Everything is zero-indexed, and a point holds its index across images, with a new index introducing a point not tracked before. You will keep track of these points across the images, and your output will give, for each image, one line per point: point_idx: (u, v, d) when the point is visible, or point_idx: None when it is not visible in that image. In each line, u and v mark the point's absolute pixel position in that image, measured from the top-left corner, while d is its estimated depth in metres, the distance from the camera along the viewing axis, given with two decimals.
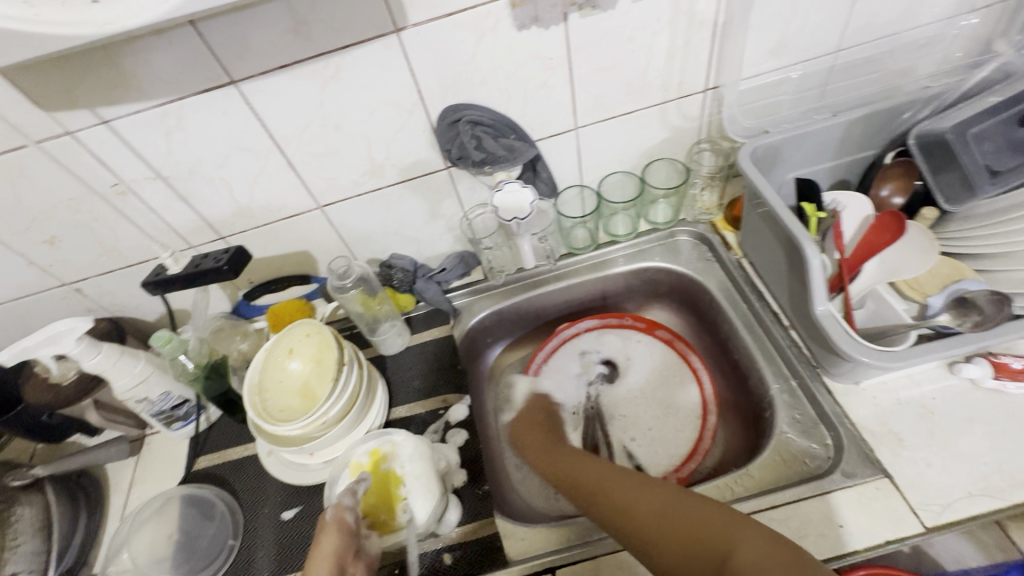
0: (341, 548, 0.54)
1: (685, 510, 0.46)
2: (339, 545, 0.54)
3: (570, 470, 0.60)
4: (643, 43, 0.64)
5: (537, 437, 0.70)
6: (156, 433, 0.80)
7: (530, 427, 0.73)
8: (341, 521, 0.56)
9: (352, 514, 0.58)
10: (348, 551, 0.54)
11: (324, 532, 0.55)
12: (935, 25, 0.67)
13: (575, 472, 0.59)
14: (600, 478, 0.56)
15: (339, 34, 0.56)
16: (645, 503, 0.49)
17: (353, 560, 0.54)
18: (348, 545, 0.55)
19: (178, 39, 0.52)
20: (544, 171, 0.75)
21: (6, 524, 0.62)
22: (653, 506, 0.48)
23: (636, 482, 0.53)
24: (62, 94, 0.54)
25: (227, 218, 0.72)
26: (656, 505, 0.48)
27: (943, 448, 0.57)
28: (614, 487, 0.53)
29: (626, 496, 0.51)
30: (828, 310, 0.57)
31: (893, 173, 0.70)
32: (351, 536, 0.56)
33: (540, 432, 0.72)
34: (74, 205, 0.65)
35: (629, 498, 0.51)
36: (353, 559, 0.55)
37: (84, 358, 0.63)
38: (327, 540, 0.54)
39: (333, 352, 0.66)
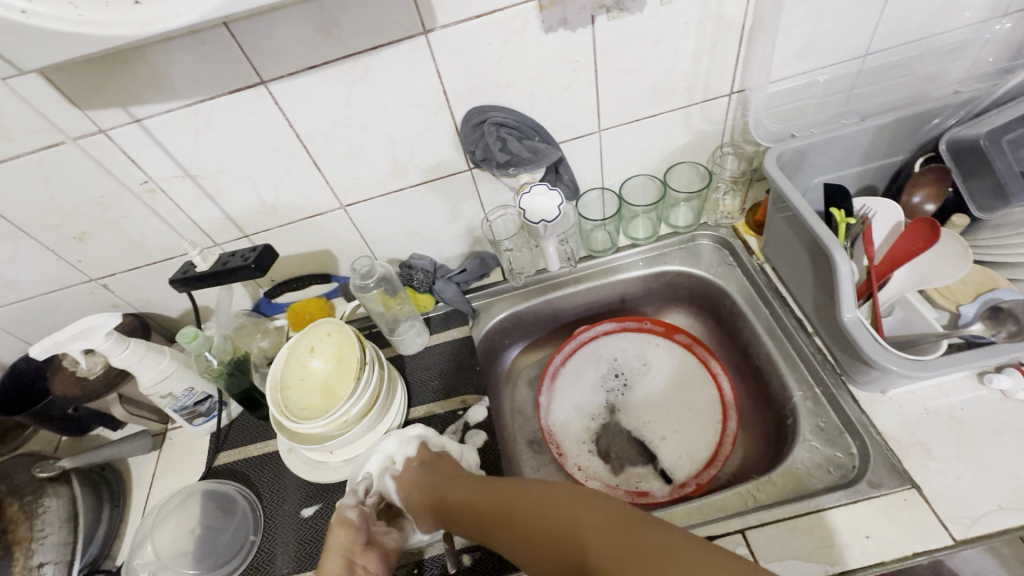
0: (347, 544, 0.56)
1: (551, 508, 0.50)
2: (345, 537, 0.56)
3: (459, 501, 0.57)
4: (670, 46, 0.64)
5: (416, 477, 0.63)
6: (177, 428, 0.81)
7: (410, 471, 0.64)
8: (349, 517, 0.59)
9: (355, 511, 0.60)
10: (356, 542, 0.57)
11: (333, 529, 0.57)
12: (967, 29, 0.66)
13: (464, 497, 0.57)
14: (483, 495, 0.56)
15: (368, 35, 0.56)
16: (521, 508, 0.52)
17: (362, 551, 0.56)
18: (356, 536, 0.57)
19: (210, 40, 0.53)
20: (567, 173, 0.75)
21: (34, 514, 0.63)
22: (525, 509, 0.51)
23: (512, 489, 0.54)
24: (98, 93, 0.55)
25: (252, 216, 0.72)
26: (527, 509, 0.51)
27: (973, 460, 0.56)
28: (497, 507, 0.54)
29: (506, 510, 0.53)
30: (856, 317, 0.56)
31: (924, 180, 0.68)
32: (359, 529, 0.58)
33: (420, 470, 0.63)
34: (105, 202, 0.66)
35: (506, 511, 0.52)
36: (364, 550, 0.57)
37: (113, 352, 0.64)
38: (334, 538, 0.57)
39: (354, 351, 0.67)
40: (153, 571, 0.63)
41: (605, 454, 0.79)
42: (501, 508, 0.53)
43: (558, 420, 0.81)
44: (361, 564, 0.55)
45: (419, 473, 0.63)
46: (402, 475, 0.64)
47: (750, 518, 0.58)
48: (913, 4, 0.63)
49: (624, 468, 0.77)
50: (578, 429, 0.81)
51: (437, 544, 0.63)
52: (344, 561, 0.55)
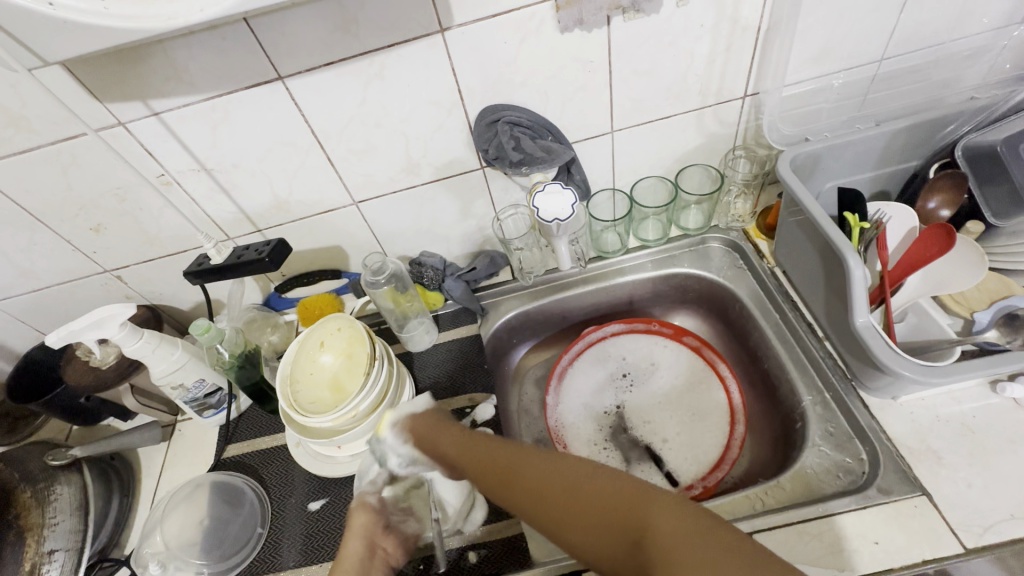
0: (366, 526, 0.58)
1: (598, 486, 0.48)
2: (368, 521, 0.58)
3: (484, 461, 0.57)
4: (685, 48, 0.64)
5: (433, 428, 0.63)
6: (187, 420, 0.82)
7: (430, 422, 0.64)
8: (370, 502, 0.61)
9: (375, 496, 0.62)
10: (377, 527, 0.59)
11: (354, 514, 0.59)
12: (984, 36, 0.65)
13: (490, 459, 0.57)
14: (512, 460, 0.55)
15: (385, 33, 0.57)
16: (560, 479, 0.50)
17: (381, 535, 0.58)
18: (377, 520, 0.59)
19: (230, 35, 0.54)
20: (578, 173, 0.75)
21: (46, 501, 0.63)
22: (566, 482, 0.50)
23: (548, 459, 0.53)
24: (118, 86, 0.56)
25: (265, 211, 0.73)
26: (570, 482, 0.50)
27: (985, 468, 0.56)
28: (528, 472, 0.53)
29: (540, 477, 0.52)
30: (869, 321, 0.56)
31: (941, 185, 0.66)
32: (379, 513, 0.60)
33: (442, 425, 0.63)
34: (122, 194, 0.66)
35: (540, 478, 0.52)
36: (383, 536, 0.59)
37: (126, 343, 0.64)
38: (354, 521, 0.58)
39: (364, 347, 0.67)
40: (163, 561, 0.63)
41: (612, 455, 0.78)
42: (534, 475, 0.52)
43: (566, 420, 0.81)
44: (381, 548, 0.58)
45: (440, 426, 0.63)
46: (415, 422, 0.64)
47: (758, 522, 0.57)
48: (930, 10, 0.63)
49: (632, 469, 0.77)
50: (585, 429, 0.81)
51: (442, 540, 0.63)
52: (365, 543, 0.56)
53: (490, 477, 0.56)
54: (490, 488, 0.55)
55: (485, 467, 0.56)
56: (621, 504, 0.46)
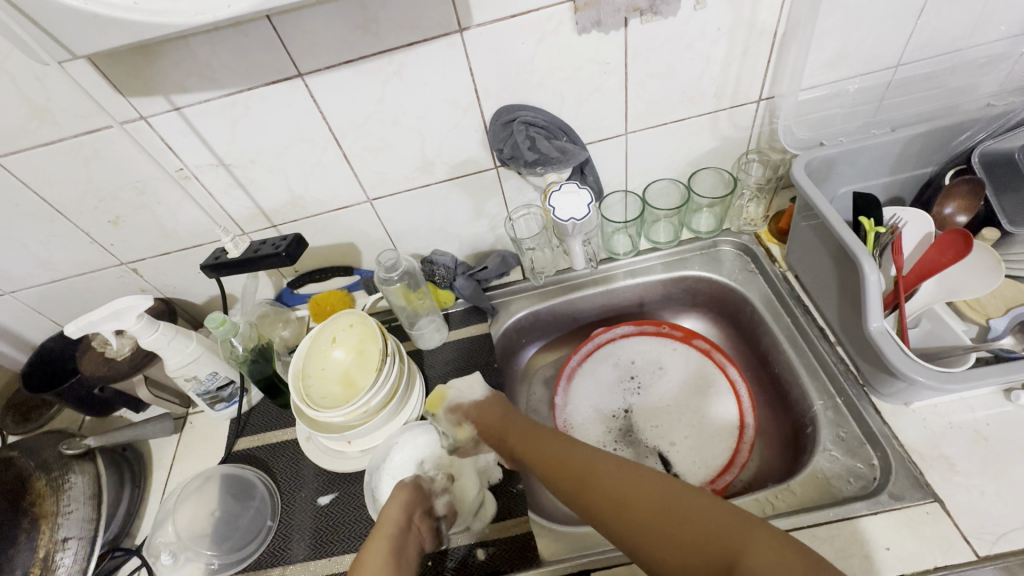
0: (407, 501, 0.61)
1: (684, 504, 0.51)
2: (411, 495, 0.62)
3: (563, 464, 0.61)
4: (701, 52, 0.64)
5: (507, 421, 0.70)
6: (198, 412, 0.82)
7: (502, 416, 0.71)
8: (417, 483, 0.64)
9: (427, 482, 0.66)
10: (417, 506, 0.61)
11: (399, 487, 0.63)
12: (1002, 43, 0.65)
13: (570, 462, 0.61)
14: (593, 466, 0.59)
15: (405, 32, 0.57)
16: (642, 491, 0.54)
17: (420, 514, 0.61)
18: (418, 499, 0.62)
19: (253, 31, 0.54)
20: (592, 174, 0.75)
21: (61, 490, 0.64)
22: (650, 495, 0.53)
23: (630, 471, 0.57)
24: (141, 81, 0.57)
25: (281, 207, 0.74)
26: (654, 496, 0.53)
27: (998, 476, 0.55)
28: (610, 480, 0.56)
29: (622, 486, 0.55)
30: (882, 326, 0.56)
31: (958, 191, 0.66)
32: (421, 493, 0.63)
33: (519, 422, 0.70)
34: (140, 187, 0.67)
35: (622, 487, 0.55)
36: (420, 515, 0.61)
37: (142, 335, 0.65)
38: (395, 496, 0.62)
39: (376, 343, 0.67)
40: (174, 551, 0.64)
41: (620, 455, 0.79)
42: (614, 483, 0.56)
43: (575, 421, 0.82)
44: (417, 526, 0.60)
45: (518, 423, 0.69)
46: (483, 410, 0.72)
47: None
48: (947, 16, 0.62)
49: None
50: (594, 430, 0.81)
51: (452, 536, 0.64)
52: (405, 515, 0.59)
53: (569, 480, 0.60)
54: (568, 491, 0.59)
55: (563, 469, 0.61)
56: (707, 523, 0.49)
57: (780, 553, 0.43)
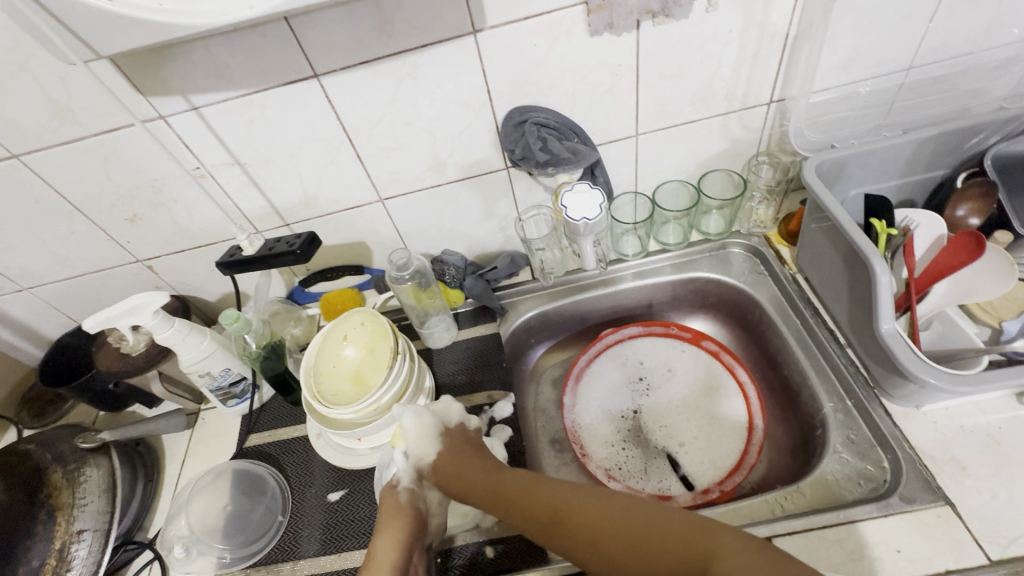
0: (407, 540, 0.57)
1: (656, 525, 0.50)
2: (411, 531, 0.58)
3: (527, 504, 0.57)
4: (712, 54, 0.65)
5: (461, 458, 0.64)
6: (210, 408, 0.83)
7: (455, 453, 0.64)
8: (414, 509, 0.60)
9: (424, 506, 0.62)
10: (417, 540, 0.58)
11: (399, 518, 0.58)
12: (1015, 46, 0.65)
13: (534, 501, 0.57)
14: (557, 499, 0.56)
15: (419, 33, 0.58)
16: (613, 519, 0.52)
17: (418, 552, 0.58)
18: (417, 534, 0.58)
19: (271, 33, 0.55)
20: (602, 175, 0.75)
21: (76, 482, 0.65)
22: (620, 522, 0.51)
23: (594, 498, 0.54)
24: (160, 81, 0.58)
25: (294, 206, 0.75)
26: (623, 521, 0.51)
27: (1011, 480, 0.55)
28: (578, 513, 0.54)
29: (590, 519, 0.53)
30: (894, 328, 0.56)
31: (970, 194, 0.66)
32: (420, 525, 0.60)
33: (472, 458, 0.63)
34: (158, 185, 0.68)
35: (593, 519, 0.52)
36: (418, 550, 0.58)
37: (159, 331, 0.66)
38: (396, 529, 0.57)
39: (386, 341, 0.68)
40: (187, 544, 0.65)
41: (629, 456, 0.79)
42: (583, 515, 0.53)
43: (583, 421, 0.82)
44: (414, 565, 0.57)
45: (472, 461, 0.63)
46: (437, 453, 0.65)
47: (778, 526, 0.57)
48: (960, 19, 0.62)
49: (648, 471, 0.77)
50: (602, 430, 0.81)
51: (461, 534, 0.64)
52: (406, 558, 0.56)
53: (537, 521, 0.56)
54: (539, 531, 0.55)
55: (530, 510, 0.56)
56: (682, 539, 0.47)
57: (750, 554, 0.42)
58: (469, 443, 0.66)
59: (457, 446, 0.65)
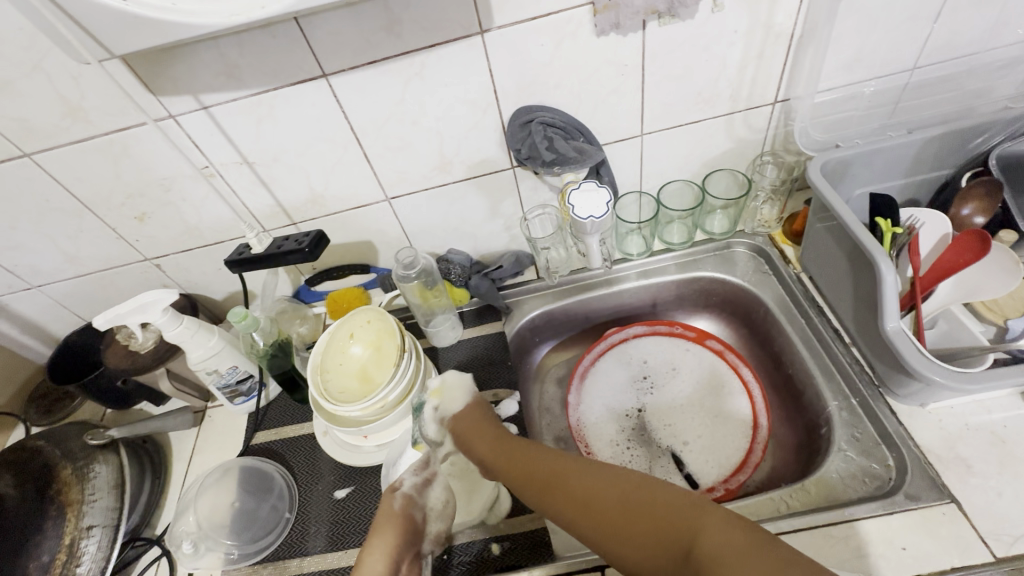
0: (396, 549, 0.57)
1: (648, 498, 0.51)
2: (400, 540, 0.58)
3: (528, 473, 0.60)
4: (717, 54, 0.65)
5: (477, 430, 0.68)
6: (217, 406, 0.84)
7: (476, 423, 0.69)
8: (407, 517, 0.61)
9: (420, 514, 0.62)
10: (407, 549, 0.58)
11: (388, 528, 0.59)
12: (1018, 46, 0.66)
13: (539, 471, 0.60)
14: (561, 470, 0.59)
15: (427, 33, 0.58)
16: (605, 491, 0.54)
17: (408, 561, 0.58)
18: (406, 543, 0.59)
19: (280, 33, 0.56)
20: (607, 175, 0.75)
21: (85, 479, 0.65)
22: (615, 494, 0.53)
23: (595, 472, 0.57)
24: (171, 81, 0.58)
25: (302, 204, 0.75)
26: (619, 495, 0.53)
27: (1015, 478, 0.55)
28: (576, 484, 0.56)
29: (587, 490, 0.55)
30: (899, 326, 0.56)
31: (974, 193, 0.67)
32: (411, 534, 0.60)
33: (490, 430, 0.68)
34: (167, 184, 0.69)
35: (587, 489, 0.55)
36: (409, 560, 0.58)
37: (167, 328, 0.67)
38: (383, 537, 0.58)
39: (393, 339, 0.68)
40: (195, 540, 0.65)
41: (634, 454, 0.79)
42: (578, 485, 0.56)
43: (588, 419, 0.82)
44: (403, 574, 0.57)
45: (489, 433, 0.67)
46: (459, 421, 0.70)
47: (783, 524, 0.57)
48: (965, 19, 0.63)
49: (653, 469, 0.77)
50: (607, 429, 0.81)
51: (466, 532, 0.64)
52: (392, 566, 0.56)
53: (537, 488, 0.59)
54: (537, 498, 0.58)
55: (530, 480, 0.60)
56: (670, 514, 0.48)
57: (733, 532, 0.43)
58: (489, 416, 0.71)
59: (482, 414, 0.71)
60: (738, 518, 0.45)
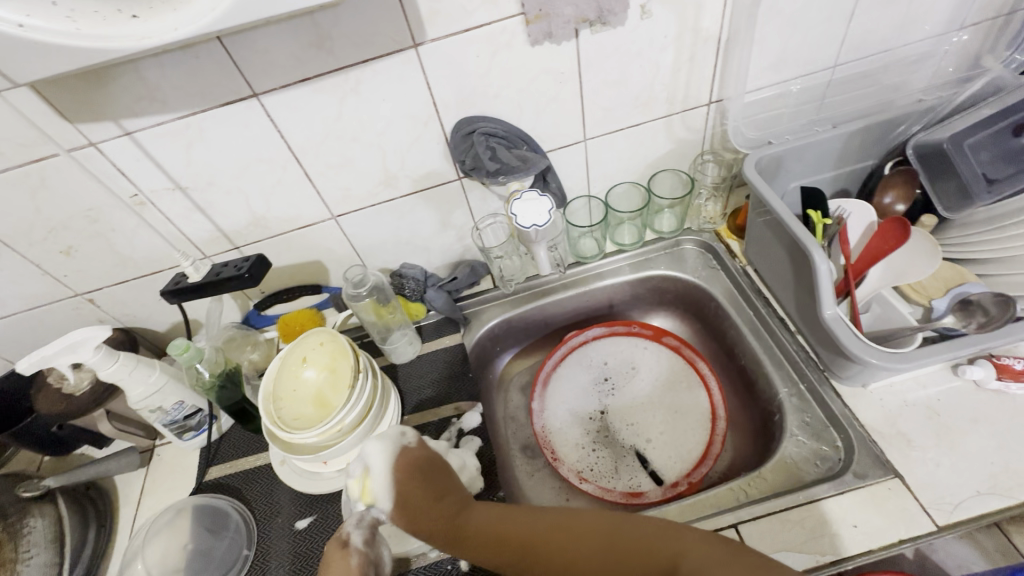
0: None
1: (625, 533, 0.48)
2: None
3: (486, 536, 0.50)
4: (650, 59, 0.67)
5: (410, 492, 0.53)
6: (166, 443, 0.80)
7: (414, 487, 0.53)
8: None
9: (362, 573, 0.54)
10: None
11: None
12: (927, 42, 0.70)
13: (513, 534, 0.49)
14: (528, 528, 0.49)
15: (359, 49, 0.58)
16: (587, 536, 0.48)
17: None
18: None
19: (205, 54, 0.54)
20: (554, 181, 0.77)
21: (19, 535, 0.61)
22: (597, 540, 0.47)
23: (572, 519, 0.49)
24: (91, 107, 0.56)
25: (243, 228, 0.73)
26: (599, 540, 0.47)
27: (951, 449, 0.58)
28: (552, 538, 0.48)
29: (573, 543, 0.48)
30: (835, 313, 0.58)
31: (895, 181, 0.71)
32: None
33: (422, 487, 0.53)
34: (93, 215, 0.66)
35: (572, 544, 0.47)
36: None
37: (101, 367, 0.63)
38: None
39: (348, 360, 0.66)
40: None
41: (599, 456, 0.79)
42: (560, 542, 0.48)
43: (553, 426, 0.82)
44: None
45: (428, 487, 0.54)
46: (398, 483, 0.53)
47: (742, 513, 0.59)
48: (876, 18, 0.66)
49: (618, 469, 0.78)
50: (572, 434, 0.82)
51: (431, 552, 0.63)
52: None
53: (516, 556, 0.48)
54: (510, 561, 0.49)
55: (499, 545, 0.49)
56: (646, 542, 0.47)
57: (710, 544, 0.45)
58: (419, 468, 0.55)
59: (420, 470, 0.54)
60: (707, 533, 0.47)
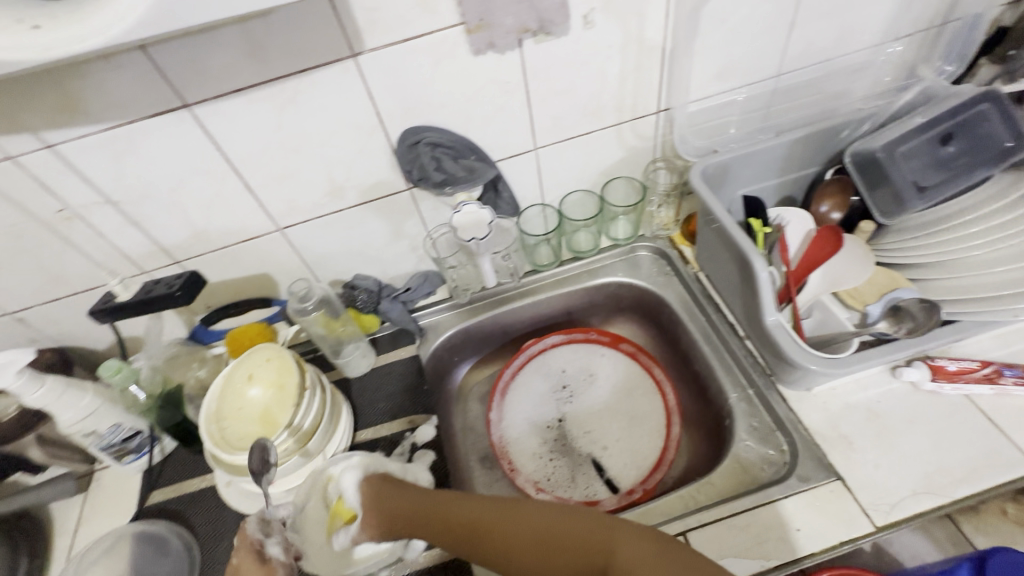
0: None
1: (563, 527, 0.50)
2: None
3: (447, 524, 0.55)
4: (596, 69, 0.67)
5: (387, 489, 0.61)
6: (106, 467, 0.76)
7: (388, 490, 0.61)
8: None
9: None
10: None
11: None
12: (864, 52, 0.72)
13: (463, 522, 0.55)
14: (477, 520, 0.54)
15: (295, 58, 0.56)
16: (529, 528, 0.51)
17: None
18: None
19: (130, 63, 0.52)
20: (505, 190, 0.77)
21: None
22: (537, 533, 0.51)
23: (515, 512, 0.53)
24: (6, 118, 0.53)
25: (183, 242, 0.70)
26: (535, 535, 0.50)
27: (889, 450, 0.60)
28: (495, 529, 0.52)
29: (515, 534, 0.51)
30: (777, 320, 0.59)
31: (828, 191, 0.74)
32: None
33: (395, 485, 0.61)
34: (16, 232, 0.62)
35: (512, 532, 0.51)
36: None
37: (26, 392, 0.60)
38: None
39: (293, 376, 0.64)
40: None
41: (556, 465, 0.79)
42: (502, 531, 0.52)
43: (510, 436, 0.82)
44: None
45: (403, 489, 0.61)
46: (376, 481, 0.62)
47: (690, 520, 0.59)
48: (815, 30, 0.68)
49: (575, 477, 0.78)
50: (530, 443, 0.81)
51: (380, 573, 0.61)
52: None
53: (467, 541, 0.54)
54: (466, 548, 0.54)
55: (454, 532, 0.55)
56: (585, 536, 0.49)
57: (648, 543, 0.46)
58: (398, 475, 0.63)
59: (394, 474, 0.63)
60: (651, 530, 0.47)
